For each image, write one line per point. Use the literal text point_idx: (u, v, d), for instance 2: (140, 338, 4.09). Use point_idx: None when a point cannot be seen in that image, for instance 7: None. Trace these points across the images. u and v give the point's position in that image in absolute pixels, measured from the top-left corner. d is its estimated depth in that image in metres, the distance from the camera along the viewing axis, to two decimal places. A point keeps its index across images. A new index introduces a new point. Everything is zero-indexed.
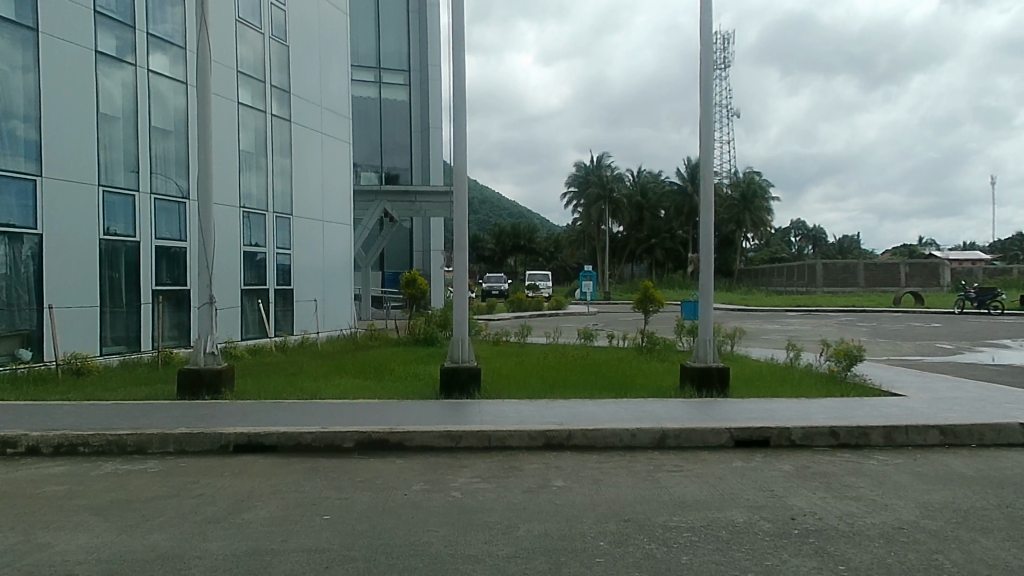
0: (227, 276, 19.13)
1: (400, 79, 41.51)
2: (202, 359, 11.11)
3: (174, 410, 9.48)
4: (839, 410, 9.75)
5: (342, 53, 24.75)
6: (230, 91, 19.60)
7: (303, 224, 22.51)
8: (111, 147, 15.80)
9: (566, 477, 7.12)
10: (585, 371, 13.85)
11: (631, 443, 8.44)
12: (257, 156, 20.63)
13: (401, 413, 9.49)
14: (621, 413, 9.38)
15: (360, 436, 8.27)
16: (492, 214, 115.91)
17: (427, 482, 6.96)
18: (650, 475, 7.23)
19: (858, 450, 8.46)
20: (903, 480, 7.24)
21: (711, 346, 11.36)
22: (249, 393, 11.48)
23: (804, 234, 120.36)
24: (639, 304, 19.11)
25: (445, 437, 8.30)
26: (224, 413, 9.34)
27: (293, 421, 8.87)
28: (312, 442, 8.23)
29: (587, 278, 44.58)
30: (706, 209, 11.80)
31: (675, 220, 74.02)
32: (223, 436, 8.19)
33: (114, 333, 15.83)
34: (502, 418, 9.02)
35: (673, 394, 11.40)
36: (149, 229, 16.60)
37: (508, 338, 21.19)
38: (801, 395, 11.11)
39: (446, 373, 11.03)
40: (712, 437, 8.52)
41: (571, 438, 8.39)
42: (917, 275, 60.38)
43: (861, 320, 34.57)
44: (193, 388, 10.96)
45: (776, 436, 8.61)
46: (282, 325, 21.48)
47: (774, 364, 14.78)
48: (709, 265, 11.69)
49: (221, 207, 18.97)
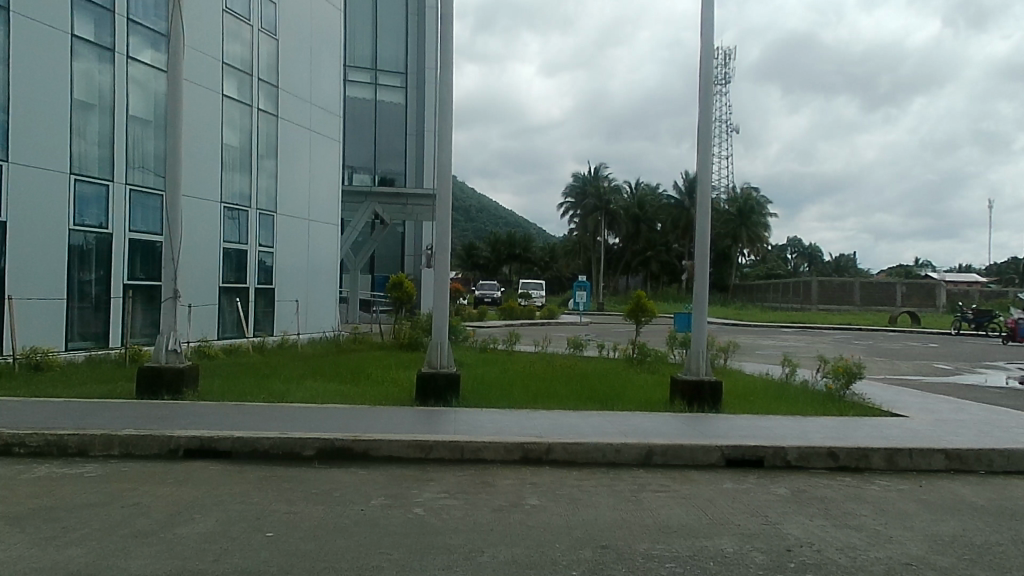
0: (204, 272, 18.51)
1: (396, 81, 40.91)
2: (163, 356, 10.49)
3: (127, 410, 8.85)
4: (838, 430, 9.17)
5: (334, 49, 24.17)
6: (214, 82, 18.97)
7: (288, 222, 21.89)
8: (84, 135, 15.17)
9: (540, 495, 6.50)
10: (570, 381, 13.30)
11: (615, 460, 7.82)
12: (241, 151, 20.01)
13: (369, 420, 8.86)
14: (605, 426, 8.77)
15: (321, 444, 7.63)
16: (489, 223, 115.14)
17: (388, 497, 6.32)
18: (634, 496, 6.60)
19: (859, 474, 7.86)
20: (907, 509, 6.64)
21: (704, 359, 10.76)
22: (214, 393, 10.87)
23: (799, 251, 119.87)
24: (630, 315, 18.50)
25: (414, 448, 7.68)
26: (179, 415, 8.70)
27: (252, 425, 8.23)
28: (268, 449, 7.60)
29: (581, 288, 44.01)
30: (702, 215, 11.18)
31: (671, 233, 73.79)
32: (173, 440, 7.54)
33: (82, 328, 15.17)
34: (477, 429, 8.39)
35: (662, 407, 10.80)
36: (123, 221, 15.97)
37: (495, 346, 20.57)
38: (797, 413, 10.53)
39: (422, 379, 10.42)
40: (702, 454, 7.92)
41: (551, 452, 7.79)
42: (913, 295, 60.01)
43: (857, 338, 33.99)
44: (152, 387, 10.33)
45: (770, 455, 8.01)
46: (261, 325, 20.83)
47: (769, 380, 14.23)
48: (704, 273, 11.08)
49: (200, 202, 18.37)
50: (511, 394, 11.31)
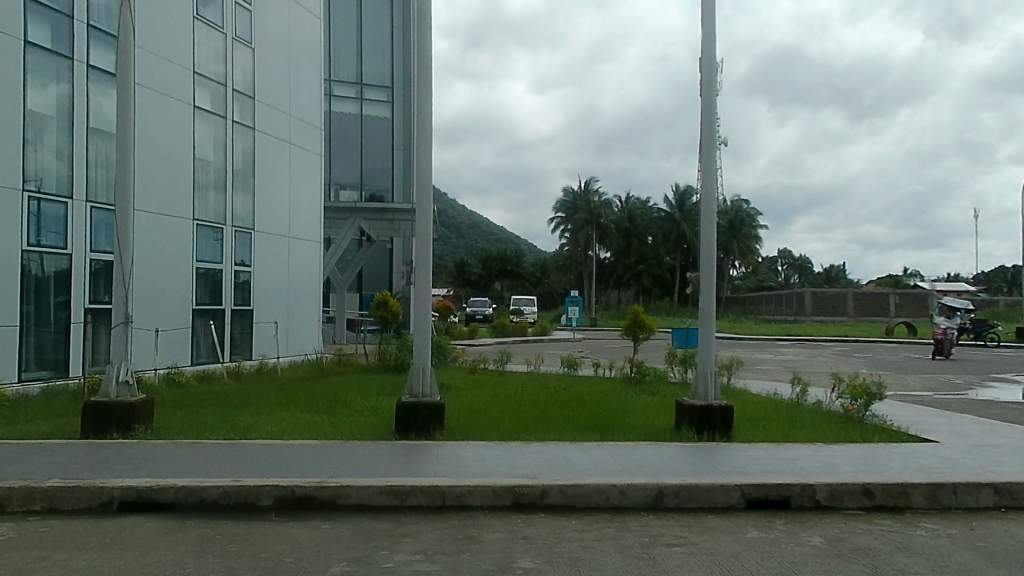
0: (175, 294, 17.43)
1: (382, 95, 39.94)
2: (113, 390, 9.41)
3: (64, 454, 7.79)
4: (868, 461, 8.17)
5: (314, 59, 23.20)
6: (186, 92, 17.96)
7: (266, 240, 20.83)
8: (40, 149, 14.14)
9: (535, 555, 5.46)
10: (566, 405, 12.27)
11: (620, 504, 6.78)
12: (215, 165, 18.98)
13: (342, 459, 7.83)
14: (607, 461, 7.75)
15: (279, 492, 6.58)
16: (480, 239, 114.13)
17: (352, 562, 5.27)
18: (644, 554, 5.57)
19: (899, 516, 6.85)
20: (967, 562, 5.63)
21: (712, 381, 9.76)
22: (171, 429, 9.79)
23: (790, 263, 119.14)
24: (628, 331, 17.46)
25: (388, 495, 6.63)
26: (124, 458, 7.64)
27: (204, 469, 7.18)
28: (218, 499, 6.55)
29: (573, 303, 43.00)
30: (707, 222, 10.19)
31: (663, 246, 72.95)
32: (105, 491, 6.50)
33: (40, 356, 14.09)
34: (462, 469, 7.33)
35: (668, 436, 9.79)
36: (84, 240, 14.92)
37: (486, 367, 19.51)
38: (818, 440, 9.54)
39: (402, 409, 9.37)
40: (720, 495, 6.91)
41: (546, 496, 6.73)
42: (907, 304, 59.24)
43: (856, 350, 32.97)
44: (100, 424, 9.25)
45: (798, 495, 7.00)
46: (239, 349, 19.73)
47: (780, 401, 13.23)
48: (710, 285, 10.06)
49: (169, 219, 17.31)
50: (500, 423, 10.25)
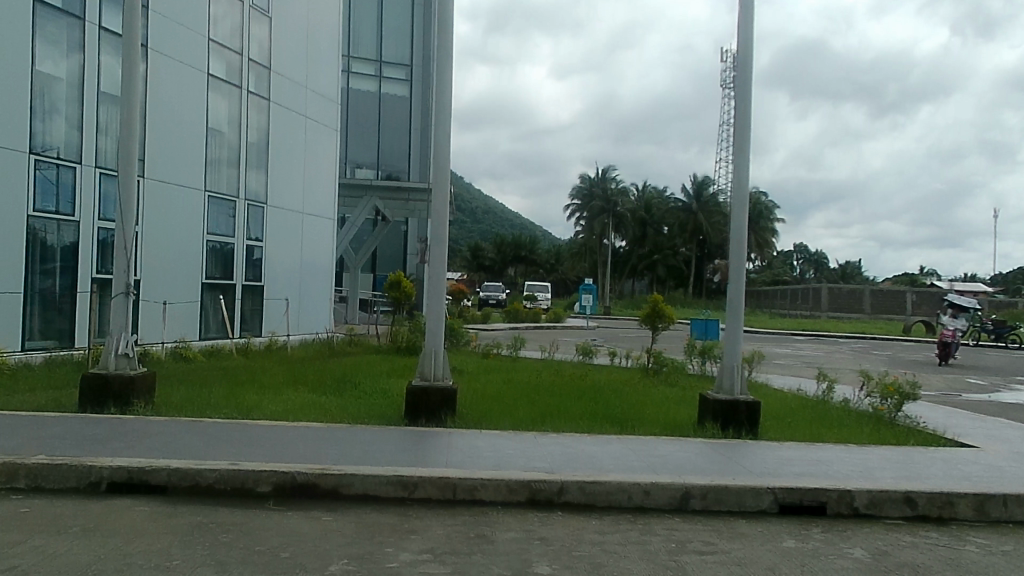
0: (185, 267, 17.05)
1: (401, 73, 39.34)
2: (112, 362, 9.00)
3: (56, 428, 7.41)
4: (907, 466, 7.65)
5: (332, 32, 22.66)
6: (200, 60, 17.50)
7: (279, 215, 20.38)
8: (49, 112, 13.71)
9: (553, 559, 5.00)
10: (582, 395, 11.78)
11: (643, 504, 6.31)
12: (229, 135, 18.53)
13: (348, 444, 7.40)
14: (629, 457, 7.27)
15: (279, 478, 6.14)
16: (495, 224, 113.48)
17: (353, 560, 4.83)
18: (672, 562, 5.10)
19: (945, 528, 6.34)
20: None
21: (739, 376, 9.25)
22: (172, 406, 9.39)
23: (806, 258, 117.79)
24: (646, 319, 16.94)
25: (396, 485, 6.19)
26: (118, 435, 7.23)
27: (201, 450, 6.77)
28: (213, 484, 6.12)
29: (586, 291, 42.47)
30: (739, 209, 9.52)
31: (680, 237, 72.23)
32: (93, 471, 6.09)
33: (44, 325, 13.73)
34: (475, 459, 6.87)
35: (690, 431, 9.31)
36: (92, 207, 14.52)
37: (499, 352, 19.06)
38: (849, 441, 9.02)
39: (412, 393, 8.92)
40: (751, 499, 6.43)
41: (564, 493, 6.27)
42: (925, 303, 58.26)
43: (875, 348, 32.26)
44: (98, 397, 8.86)
45: (834, 501, 6.51)
46: (249, 325, 19.35)
47: (804, 398, 12.70)
48: (740, 276, 9.47)
49: (180, 190, 16.89)
50: (514, 412, 9.81)
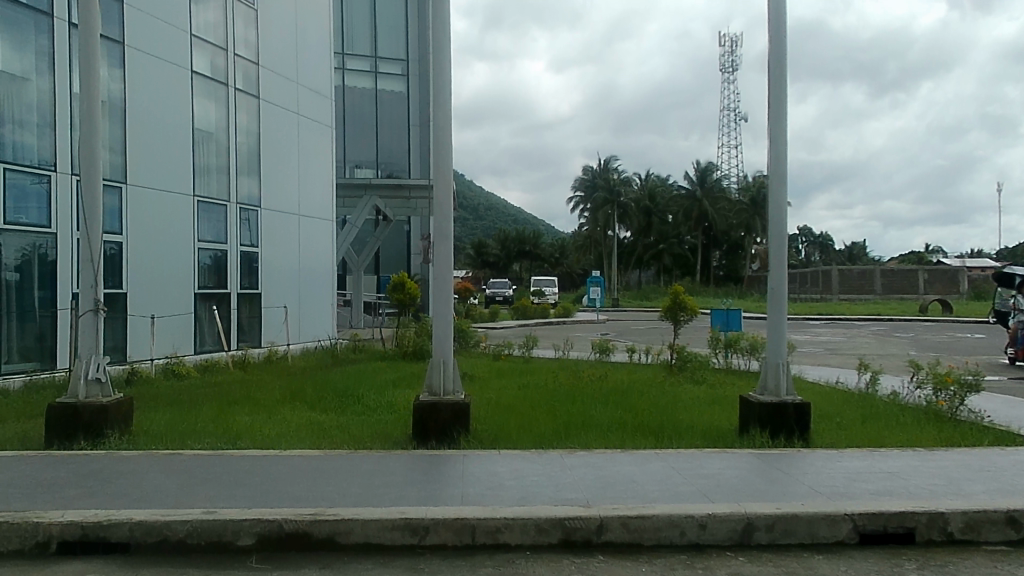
0: (176, 277, 16.08)
1: (397, 69, 38.28)
2: (82, 390, 8.02)
3: (12, 473, 6.41)
4: (996, 475, 6.59)
5: (322, 23, 21.58)
6: (182, 57, 16.42)
7: (274, 218, 19.35)
8: (16, 117, 12.64)
9: None
10: (606, 399, 10.78)
11: (698, 540, 5.30)
12: (217, 135, 17.48)
13: (348, 476, 6.41)
14: (673, 479, 6.26)
15: (264, 529, 5.15)
16: (498, 221, 112.30)
17: None
18: None
19: None
20: None
21: (785, 374, 8.21)
22: (150, 436, 8.38)
23: (812, 241, 116.20)
24: (667, 312, 15.89)
25: (403, 530, 5.19)
26: (81, 478, 6.23)
27: (176, 495, 5.75)
28: (185, 538, 5.11)
29: (595, 284, 41.38)
30: (778, 191, 8.41)
31: (684, 225, 71.12)
32: (41, 529, 5.10)
33: (22, 346, 12.74)
34: (497, 492, 5.87)
35: (734, 440, 8.26)
36: (69, 217, 13.50)
37: (510, 352, 18.04)
38: (915, 444, 7.98)
39: (420, 411, 7.89)
40: (826, 529, 5.40)
41: (604, 531, 5.26)
42: (937, 280, 57.00)
43: (896, 331, 31.11)
44: (66, 431, 7.86)
45: (924, 526, 5.48)
46: (247, 335, 18.37)
47: (847, 391, 11.66)
48: (781, 265, 8.39)
49: (167, 195, 15.87)
50: (536, 426, 8.76)
